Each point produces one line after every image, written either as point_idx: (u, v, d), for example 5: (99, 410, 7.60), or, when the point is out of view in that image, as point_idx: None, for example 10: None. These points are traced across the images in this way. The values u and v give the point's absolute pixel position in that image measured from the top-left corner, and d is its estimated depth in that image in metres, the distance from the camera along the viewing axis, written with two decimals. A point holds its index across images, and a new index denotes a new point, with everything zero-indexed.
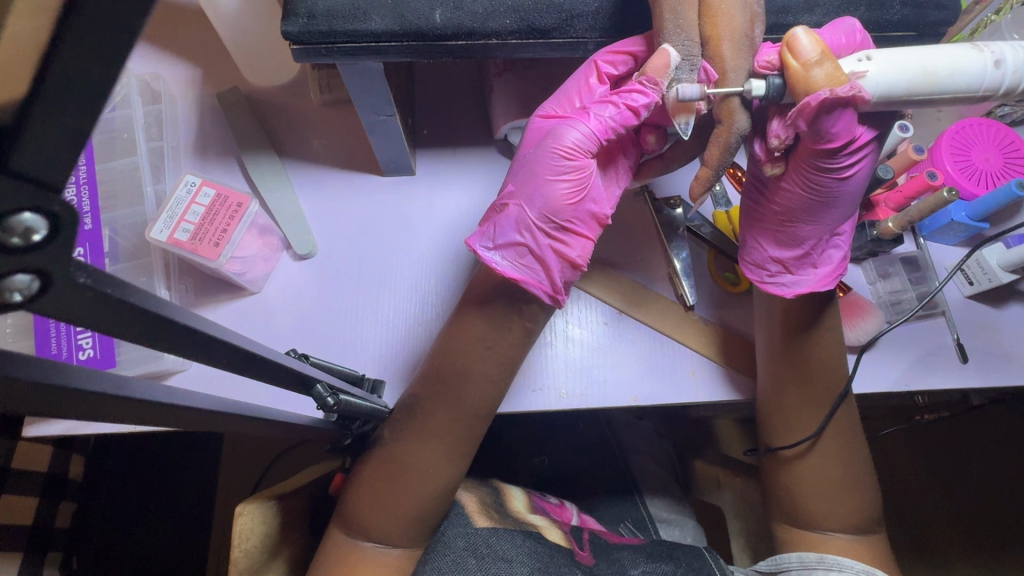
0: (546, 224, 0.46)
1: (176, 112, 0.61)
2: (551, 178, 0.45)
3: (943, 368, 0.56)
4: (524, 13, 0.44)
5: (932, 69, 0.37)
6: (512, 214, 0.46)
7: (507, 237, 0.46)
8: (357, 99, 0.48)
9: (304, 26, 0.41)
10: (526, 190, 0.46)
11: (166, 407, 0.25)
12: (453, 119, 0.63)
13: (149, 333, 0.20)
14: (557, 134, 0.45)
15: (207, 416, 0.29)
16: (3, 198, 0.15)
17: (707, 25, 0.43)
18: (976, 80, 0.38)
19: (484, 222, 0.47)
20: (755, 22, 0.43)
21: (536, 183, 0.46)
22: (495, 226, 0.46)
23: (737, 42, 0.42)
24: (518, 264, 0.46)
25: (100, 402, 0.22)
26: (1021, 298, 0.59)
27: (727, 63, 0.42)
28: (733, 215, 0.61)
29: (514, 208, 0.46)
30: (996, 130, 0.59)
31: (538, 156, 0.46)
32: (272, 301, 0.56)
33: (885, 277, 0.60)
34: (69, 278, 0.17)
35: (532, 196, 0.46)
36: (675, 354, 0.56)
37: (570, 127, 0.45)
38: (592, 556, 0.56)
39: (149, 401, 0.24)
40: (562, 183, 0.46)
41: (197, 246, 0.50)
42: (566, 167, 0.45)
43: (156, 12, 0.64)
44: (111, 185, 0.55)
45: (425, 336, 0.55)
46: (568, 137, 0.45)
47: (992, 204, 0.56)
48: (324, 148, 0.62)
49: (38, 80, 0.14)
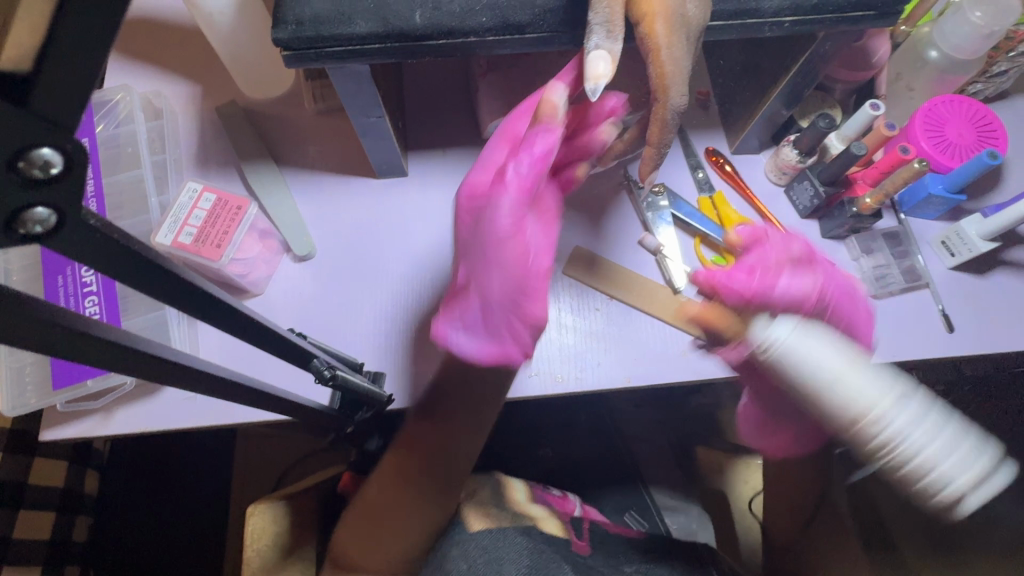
0: (502, 306, 0.48)
1: (177, 125, 0.64)
2: (502, 297, 0.47)
3: (928, 339, 0.58)
4: (499, 10, 0.44)
5: (831, 376, 0.47)
6: (477, 302, 0.48)
7: (454, 319, 0.50)
8: (349, 102, 0.51)
9: (293, 32, 0.42)
10: (478, 265, 0.48)
11: (173, 363, 0.27)
12: (442, 119, 0.66)
13: (143, 277, 0.23)
14: (489, 218, 0.47)
15: (212, 380, 0.31)
16: (24, 133, 0.17)
17: (638, 4, 0.42)
18: (875, 398, 0.46)
19: (448, 312, 0.50)
20: (701, 19, 0.43)
21: (477, 236, 0.48)
22: (456, 326, 0.50)
23: (674, 26, 0.42)
24: (484, 335, 0.49)
25: (119, 351, 0.24)
26: (1004, 268, 0.60)
27: (660, 39, 0.42)
28: (717, 201, 0.62)
29: (467, 290, 0.49)
30: (967, 105, 0.60)
31: (480, 246, 0.48)
32: (275, 301, 0.58)
33: (868, 253, 0.61)
34: (80, 212, 0.20)
35: (487, 281, 0.48)
36: (666, 334, 0.58)
37: (501, 200, 0.47)
38: (589, 546, 0.58)
39: (159, 356, 0.26)
40: (509, 251, 0.47)
41: (200, 248, 0.52)
42: (506, 247, 0.47)
43: (155, 35, 0.68)
44: (117, 198, 0.58)
45: (421, 328, 0.58)
46: (499, 216, 0.47)
47: (966, 175, 0.57)
48: (319, 154, 0.64)
49: (42, 45, 0.16)
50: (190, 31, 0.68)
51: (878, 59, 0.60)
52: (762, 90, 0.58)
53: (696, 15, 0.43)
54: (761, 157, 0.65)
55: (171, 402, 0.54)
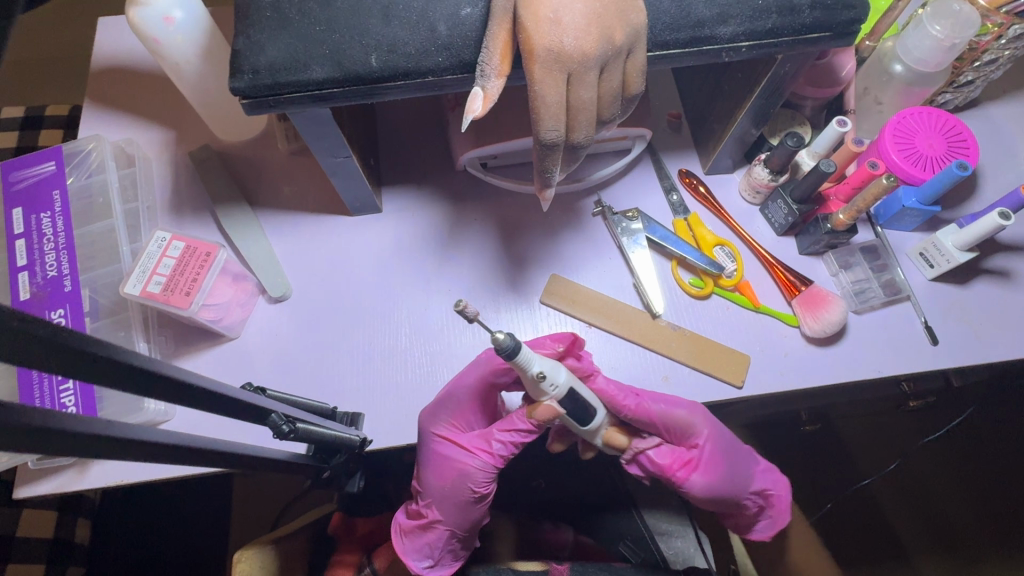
0: (470, 520, 0.53)
1: (150, 172, 0.64)
2: (467, 524, 0.53)
3: (913, 353, 0.57)
4: (456, 50, 0.43)
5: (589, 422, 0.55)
6: (431, 533, 0.53)
7: (422, 547, 0.53)
8: (315, 144, 0.51)
9: (249, 81, 0.43)
10: (443, 506, 0.52)
11: (101, 438, 0.26)
12: (415, 154, 0.66)
13: (39, 353, 0.22)
14: (468, 474, 0.52)
15: (153, 448, 0.30)
16: None
17: (524, 41, 0.40)
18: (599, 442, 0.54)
19: (407, 538, 0.54)
20: (585, 56, 0.40)
21: (432, 494, 0.52)
22: (422, 550, 0.53)
23: (550, 64, 0.40)
24: (430, 549, 0.53)
25: (35, 436, 0.23)
26: (986, 277, 0.60)
27: (534, 76, 0.40)
28: (692, 223, 0.62)
29: (428, 528, 0.53)
30: (937, 116, 0.60)
31: (447, 485, 0.52)
32: (251, 345, 0.58)
33: (847, 268, 0.60)
34: None
35: (456, 521, 0.53)
36: (648, 361, 0.57)
37: (475, 457, 0.52)
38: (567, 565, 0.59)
39: (84, 433, 0.25)
40: (480, 475, 0.52)
41: (169, 297, 0.52)
42: (484, 468, 0.52)
43: (128, 84, 0.68)
44: (89, 248, 0.57)
45: (400, 365, 0.57)
46: (479, 462, 0.52)
47: (938, 188, 0.56)
48: (294, 194, 0.64)
49: None
50: (164, 79, 0.69)
51: (844, 75, 0.60)
52: (730, 111, 0.58)
53: (579, 52, 0.40)
54: (734, 177, 0.66)
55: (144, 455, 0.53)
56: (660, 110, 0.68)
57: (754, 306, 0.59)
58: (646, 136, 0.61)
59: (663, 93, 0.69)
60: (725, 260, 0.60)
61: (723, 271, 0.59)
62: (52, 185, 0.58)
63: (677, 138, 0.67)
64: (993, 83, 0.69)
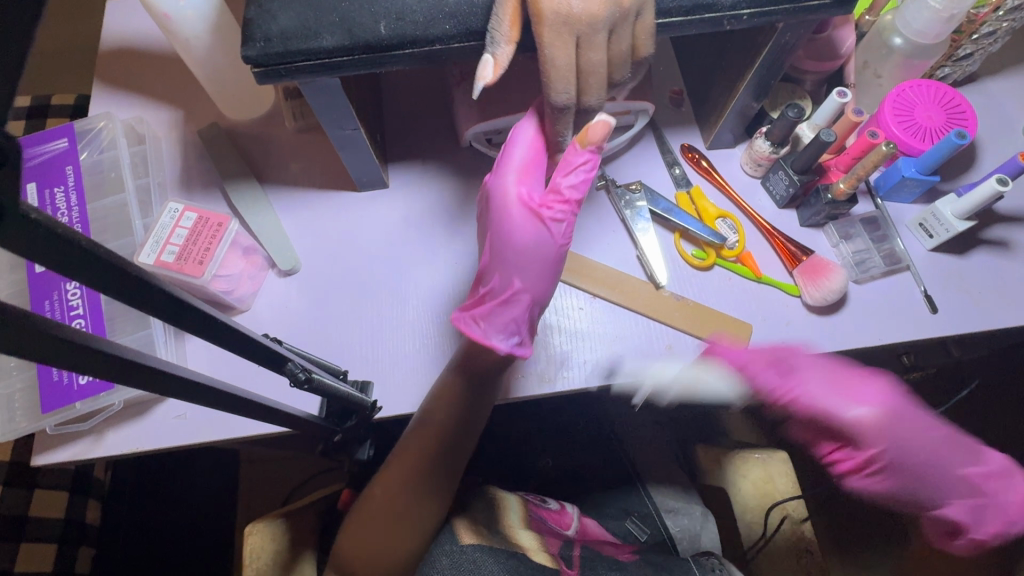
0: (547, 286, 0.51)
1: (160, 150, 0.65)
2: (546, 294, 0.51)
3: (913, 321, 0.58)
4: (462, 18, 0.44)
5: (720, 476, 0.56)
6: (510, 309, 0.50)
7: (505, 324, 0.50)
8: (323, 115, 0.52)
9: (261, 49, 0.44)
10: (523, 274, 0.50)
11: (137, 364, 0.27)
12: (420, 131, 0.67)
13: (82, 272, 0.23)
14: (547, 239, 0.51)
15: (182, 383, 0.31)
16: None
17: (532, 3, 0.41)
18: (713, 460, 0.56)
19: (482, 322, 0.50)
20: (593, 18, 0.41)
21: (526, 244, 0.51)
22: (503, 326, 0.50)
23: (559, 27, 0.42)
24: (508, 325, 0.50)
25: (80, 353, 0.24)
26: (984, 247, 0.61)
27: (545, 39, 0.42)
28: (694, 196, 0.63)
29: (512, 302, 0.50)
30: (936, 89, 0.61)
31: (535, 256, 0.51)
32: (261, 316, 0.59)
33: (848, 239, 0.61)
34: (20, 206, 0.20)
35: (536, 284, 0.51)
36: (652, 330, 0.58)
37: (566, 217, 0.52)
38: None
39: (122, 357, 0.26)
40: (555, 236, 0.52)
41: (183, 265, 0.53)
42: (562, 206, 0.52)
43: (136, 64, 0.69)
44: (102, 222, 0.58)
45: (407, 336, 0.58)
46: (567, 204, 0.51)
47: (937, 157, 0.57)
48: (301, 171, 0.65)
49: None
50: (172, 60, 0.70)
51: (843, 49, 0.61)
52: (731, 85, 0.59)
53: (587, 15, 0.41)
54: (736, 152, 0.66)
55: (160, 421, 0.54)
56: (662, 86, 0.69)
57: (756, 275, 0.60)
58: (649, 110, 0.62)
59: (665, 70, 0.69)
60: (727, 231, 0.61)
61: (725, 242, 0.60)
62: (64, 161, 0.59)
63: (679, 114, 0.68)
64: (990, 58, 0.70)
